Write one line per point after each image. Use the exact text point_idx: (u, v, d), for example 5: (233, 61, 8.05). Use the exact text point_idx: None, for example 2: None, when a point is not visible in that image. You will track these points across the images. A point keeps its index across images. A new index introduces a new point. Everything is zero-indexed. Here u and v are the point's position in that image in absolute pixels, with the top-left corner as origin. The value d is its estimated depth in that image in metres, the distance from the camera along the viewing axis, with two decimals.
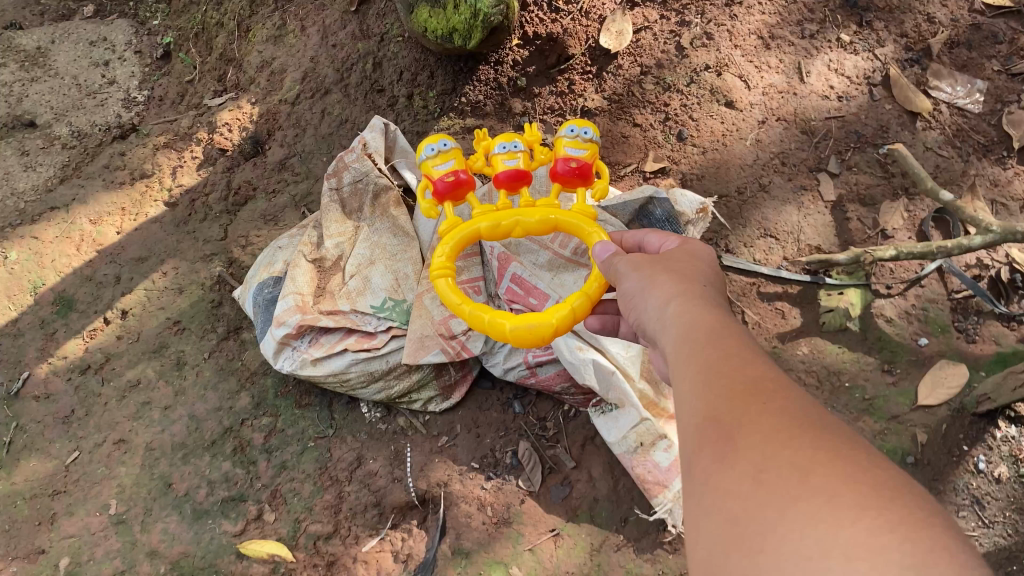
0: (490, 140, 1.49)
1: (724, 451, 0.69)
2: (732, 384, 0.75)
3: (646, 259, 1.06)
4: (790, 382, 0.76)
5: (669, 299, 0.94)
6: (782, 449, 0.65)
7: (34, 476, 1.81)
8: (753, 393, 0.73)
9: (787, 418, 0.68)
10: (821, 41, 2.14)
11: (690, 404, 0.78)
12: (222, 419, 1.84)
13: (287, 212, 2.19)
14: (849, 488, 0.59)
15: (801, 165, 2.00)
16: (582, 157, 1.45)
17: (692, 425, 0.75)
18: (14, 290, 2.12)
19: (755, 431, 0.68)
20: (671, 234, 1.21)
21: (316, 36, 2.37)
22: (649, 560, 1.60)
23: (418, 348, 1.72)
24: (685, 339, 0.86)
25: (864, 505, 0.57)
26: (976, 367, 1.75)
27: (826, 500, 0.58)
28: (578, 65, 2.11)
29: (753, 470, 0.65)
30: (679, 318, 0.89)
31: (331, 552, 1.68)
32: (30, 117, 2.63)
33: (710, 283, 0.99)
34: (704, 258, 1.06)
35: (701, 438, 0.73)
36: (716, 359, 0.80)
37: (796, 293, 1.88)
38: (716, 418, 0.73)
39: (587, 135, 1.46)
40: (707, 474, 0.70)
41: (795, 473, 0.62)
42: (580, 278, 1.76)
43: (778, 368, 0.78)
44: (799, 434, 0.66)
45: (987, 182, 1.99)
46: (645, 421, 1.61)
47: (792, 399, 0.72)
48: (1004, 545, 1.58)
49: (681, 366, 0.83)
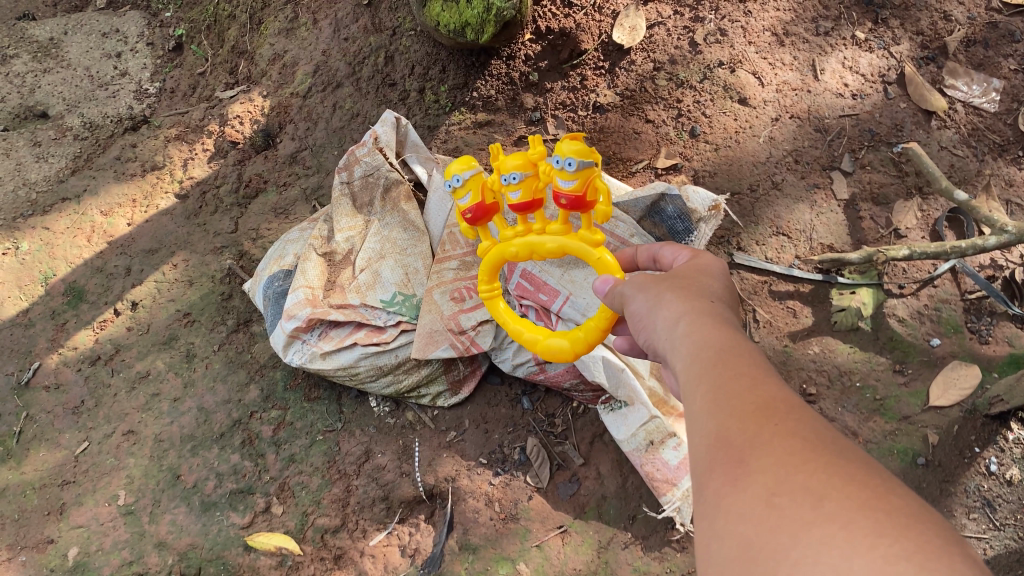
0: (499, 156, 1.30)
1: (736, 474, 0.68)
2: (742, 405, 0.73)
3: (652, 278, 1.05)
4: (803, 402, 0.74)
5: (678, 318, 0.92)
6: (796, 472, 0.64)
7: (44, 466, 1.82)
8: (765, 414, 0.71)
9: (801, 439, 0.67)
10: (835, 38, 2.12)
11: (701, 424, 0.76)
12: (231, 411, 1.84)
13: (298, 205, 2.19)
14: (865, 514, 0.57)
15: (814, 164, 1.98)
16: (573, 190, 1.24)
17: (704, 446, 0.74)
18: (26, 281, 2.13)
19: (767, 454, 0.67)
20: (683, 250, 1.17)
21: (328, 29, 2.37)
22: (656, 558, 1.59)
23: (428, 342, 1.70)
24: (695, 358, 0.84)
25: (879, 531, 0.55)
26: (988, 368, 1.73)
27: (840, 526, 0.57)
28: (591, 60, 2.11)
29: (765, 493, 0.64)
30: (688, 335, 0.88)
31: (339, 546, 1.68)
32: (42, 109, 2.65)
33: (719, 299, 0.97)
34: (716, 274, 1.04)
35: (712, 460, 0.72)
36: (726, 378, 0.78)
37: (807, 292, 1.86)
38: (726, 440, 0.71)
39: (573, 167, 1.21)
40: (718, 496, 0.68)
41: (807, 498, 0.61)
42: (591, 273, 1.71)
43: (791, 389, 0.76)
44: (812, 458, 0.64)
45: (1001, 182, 1.97)
46: (654, 419, 1.61)
47: (805, 421, 0.70)
48: (1016, 548, 1.57)
49: (691, 385, 0.81)
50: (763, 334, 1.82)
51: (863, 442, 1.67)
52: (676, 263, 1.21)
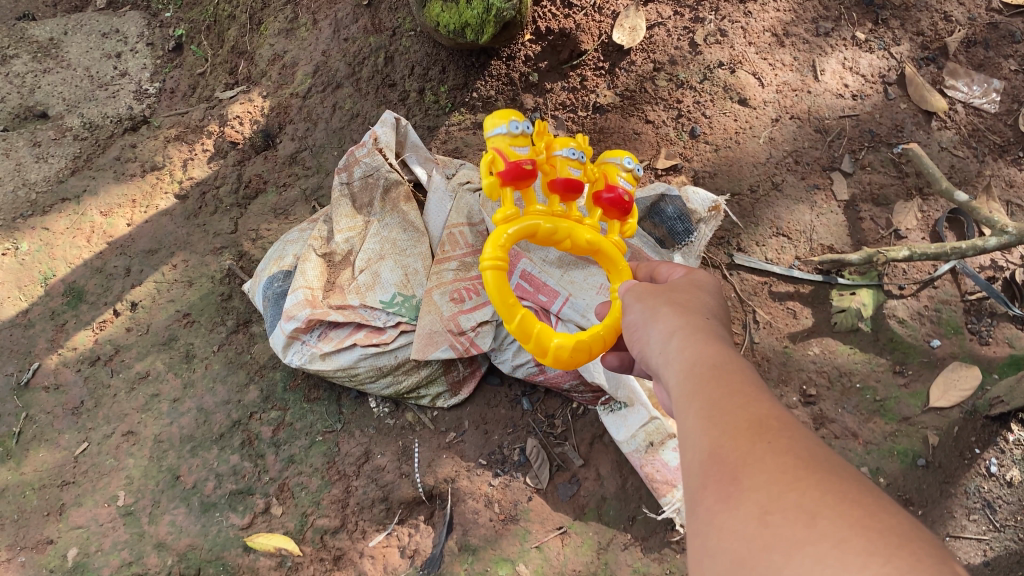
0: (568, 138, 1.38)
1: (730, 491, 0.68)
2: (735, 421, 0.73)
3: (648, 289, 1.05)
4: (796, 419, 0.74)
5: (673, 332, 0.92)
6: (789, 491, 0.63)
7: (43, 466, 1.82)
8: (757, 430, 0.71)
9: (794, 457, 0.67)
10: (836, 39, 2.11)
11: (695, 440, 0.76)
12: (230, 412, 1.84)
13: (298, 205, 2.20)
14: (857, 533, 0.57)
15: (814, 164, 1.98)
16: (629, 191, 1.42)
17: (697, 463, 0.74)
18: (25, 281, 2.13)
19: (759, 471, 0.67)
20: (679, 265, 1.16)
21: (328, 29, 2.37)
22: (656, 560, 1.59)
23: (427, 344, 1.70)
24: (689, 373, 0.84)
25: (872, 550, 0.54)
26: (989, 369, 1.73)
27: (832, 545, 0.56)
28: (591, 61, 2.10)
29: (758, 510, 0.64)
30: (682, 350, 0.88)
31: (338, 547, 1.68)
32: (42, 109, 2.64)
33: (714, 313, 0.97)
34: (710, 287, 1.04)
35: (705, 477, 0.72)
36: (719, 394, 0.78)
37: (807, 293, 1.86)
38: (719, 457, 0.71)
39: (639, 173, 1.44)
40: (712, 513, 0.68)
41: (800, 516, 0.60)
42: (591, 274, 1.73)
43: (784, 406, 0.76)
44: (804, 476, 0.64)
45: (1002, 182, 1.97)
46: (654, 420, 1.62)
47: (798, 438, 0.70)
48: (1016, 549, 1.56)
49: (686, 401, 0.81)
50: (763, 335, 1.81)
51: (864, 443, 1.67)
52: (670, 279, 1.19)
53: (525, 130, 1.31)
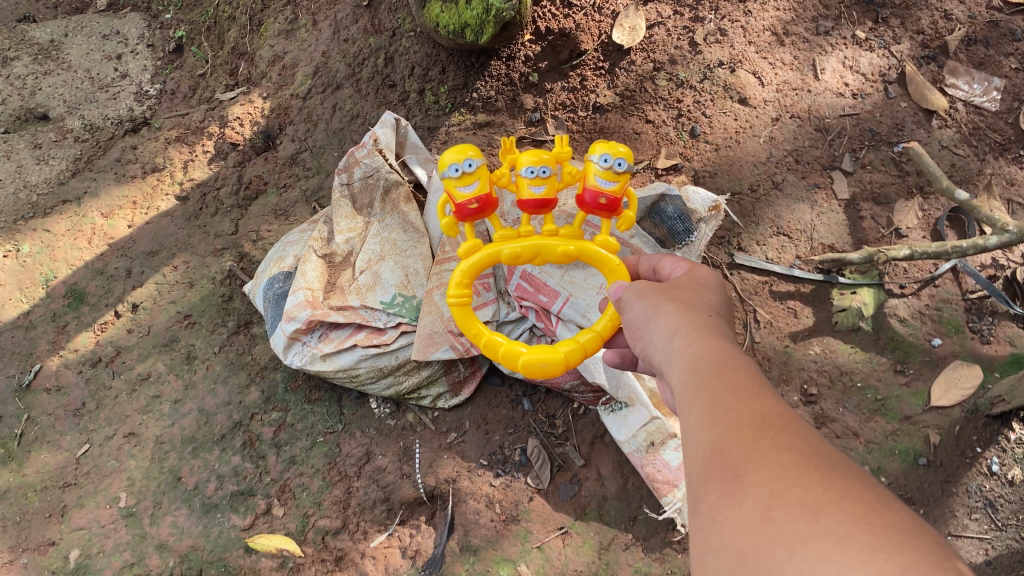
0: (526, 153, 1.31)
1: (732, 488, 0.68)
2: (738, 419, 0.73)
3: (650, 286, 1.05)
4: (799, 417, 0.74)
5: (674, 330, 0.92)
6: (792, 487, 0.63)
7: (45, 468, 1.82)
8: (761, 427, 0.71)
9: (797, 454, 0.66)
10: (836, 38, 2.11)
11: (697, 437, 0.76)
12: (231, 413, 1.84)
13: (299, 206, 2.20)
14: (861, 529, 0.57)
15: (815, 163, 1.98)
16: (610, 191, 1.33)
17: (700, 460, 0.74)
18: (26, 283, 2.13)
19: (762, 468, 0.67)
20: (681, 261, 1.16)
21: (328, 30, 2.36)
22: (657, 559, 1.60)
23: (428, 344, 1.71)
24: (691, 371, 0.84)
25: (875, 546, 0.54)
26: (990, 368, 1.73)
27: (835, 540, 0.56)
28: (591, 60, 2.10)
29: (761, 507, 0.64)
30: (684, 348, 0.88)
31: (340, 547, 1.68)
32: (43, 111, 2.65)
33: (715, 310, 0.96)
34: (712, 284, 1.04)
35: (708, 474, 0.72)
36: (721, 391, 0.78)
37: (808, 292, 1.86)
38: (722, 454, 0.71)
39: (621, 168, 1.31)
40: (714, 510, 0.68)
41: (803, 513, 0.60)
42: (591, 274, 1.73)
43: (786, 403, 0.75)
44: (806, 473, 0.64)
45: (1003, 181, 1.97)
46: (655, 420, 1.62)
47: (801, 435, 0.70)
48: (1018, 548, 1.56)
49: (689, 398, 0.81)
50: (764, 334, 1.81)
51: (865, 442, 1.66)
52: (673, 275, 1.19)
53: (470, 167, 1.28)
